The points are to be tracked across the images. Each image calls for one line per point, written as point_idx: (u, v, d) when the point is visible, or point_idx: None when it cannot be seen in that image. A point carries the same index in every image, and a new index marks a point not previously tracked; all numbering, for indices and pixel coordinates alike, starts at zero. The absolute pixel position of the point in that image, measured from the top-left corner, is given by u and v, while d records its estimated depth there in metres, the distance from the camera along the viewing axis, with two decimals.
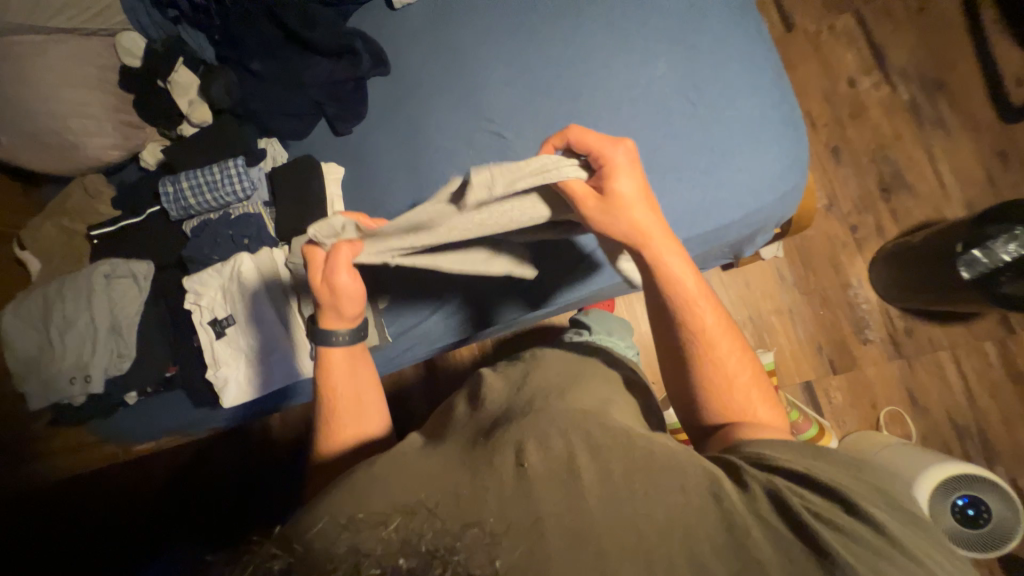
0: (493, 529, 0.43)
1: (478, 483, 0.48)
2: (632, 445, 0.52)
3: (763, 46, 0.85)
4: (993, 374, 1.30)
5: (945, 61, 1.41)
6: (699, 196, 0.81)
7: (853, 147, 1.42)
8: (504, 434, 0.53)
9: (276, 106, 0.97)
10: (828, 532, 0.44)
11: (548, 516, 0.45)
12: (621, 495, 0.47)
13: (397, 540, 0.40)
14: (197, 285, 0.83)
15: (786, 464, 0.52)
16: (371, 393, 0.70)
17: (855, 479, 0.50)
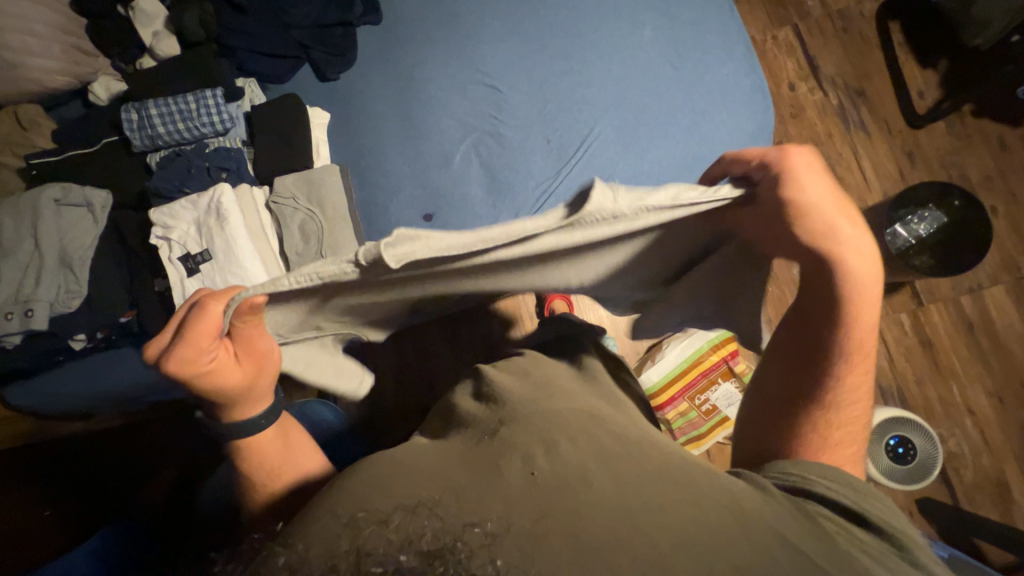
0: (491, 537, 0.37)
1: (478, 488, 0.43)
2: (636, 454, 0.48)
3: (735, 20, 0.94)
4: (908, 342, 1.50)
5: (864, 73, 1.64)
6: (683, 149, 0.88)
7: (793, 142, 1.60)
8: (508, 435, 0.50)
9: (259, 43, 0.92)
10: (835, 547, 0.42)
11: (551, 525, 0.39)
12: (635, 509, 0.41)
13: (406, 532, 0.36)
14: (168, 218, 0.77)
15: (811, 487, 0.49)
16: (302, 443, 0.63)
17: (857, 500, 0.48)
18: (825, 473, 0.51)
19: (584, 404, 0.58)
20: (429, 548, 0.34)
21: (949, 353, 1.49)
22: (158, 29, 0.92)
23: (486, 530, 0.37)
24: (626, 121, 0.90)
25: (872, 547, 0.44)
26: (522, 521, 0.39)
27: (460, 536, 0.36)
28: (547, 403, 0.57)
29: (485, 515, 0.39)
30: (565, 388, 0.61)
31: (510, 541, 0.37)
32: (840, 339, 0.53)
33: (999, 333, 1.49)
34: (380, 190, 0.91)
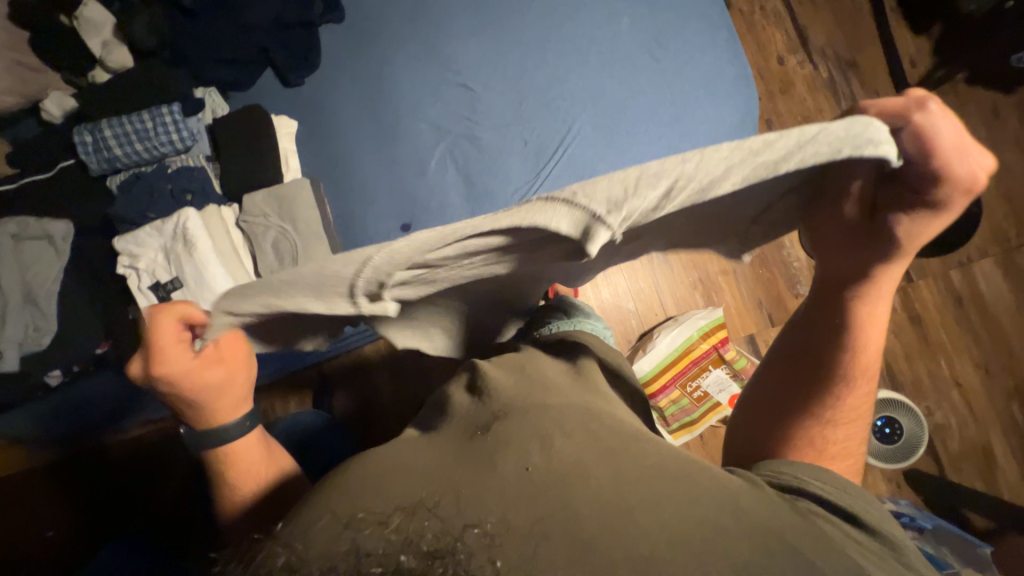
0: (490, 533, 0.35)
1: (475, 487, 0.42)
2: (628, 449, 0.48)
3: (717, 6, 0.90)
4: (897, 319, 1.50)
5: (856, 42, 1.58)
6: (666, 144, 0.85)
7: (783, 119, 1.56)
8: (498, 434, 0.50)
9: (216, 48, 0.87)
10: (829, 535, 0.43)
11: (548, 525, 0.38)
12: (632, 507, 0.40)
13: (402, 529, 0.35)
14: (132, 246, 0.74)
15: (810, 486, 0.49)
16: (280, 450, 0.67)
17: (847, 491, 0.49)
18: (813, 467, 0.52)
19: (577, 397, 0.58)
20: (428, 548, 0.31)
21: (938, 328, 1.49)
22: (108, 38, 0.87)
23: (481, 527, 0.36)
24: (605, 117, 0.87)
25: (869, 544, 0.44)
26: (522, 518, 0.38)
27: (461, 533, 0.34)
28: (540, 398, 0.56)
29: (484, 513, 0.38)
30: (556, 385, 0.60)
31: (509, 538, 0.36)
32: (850, 354, 0.54)
33: (987, 305, 1.49)
34: (355, 201, 0.88)
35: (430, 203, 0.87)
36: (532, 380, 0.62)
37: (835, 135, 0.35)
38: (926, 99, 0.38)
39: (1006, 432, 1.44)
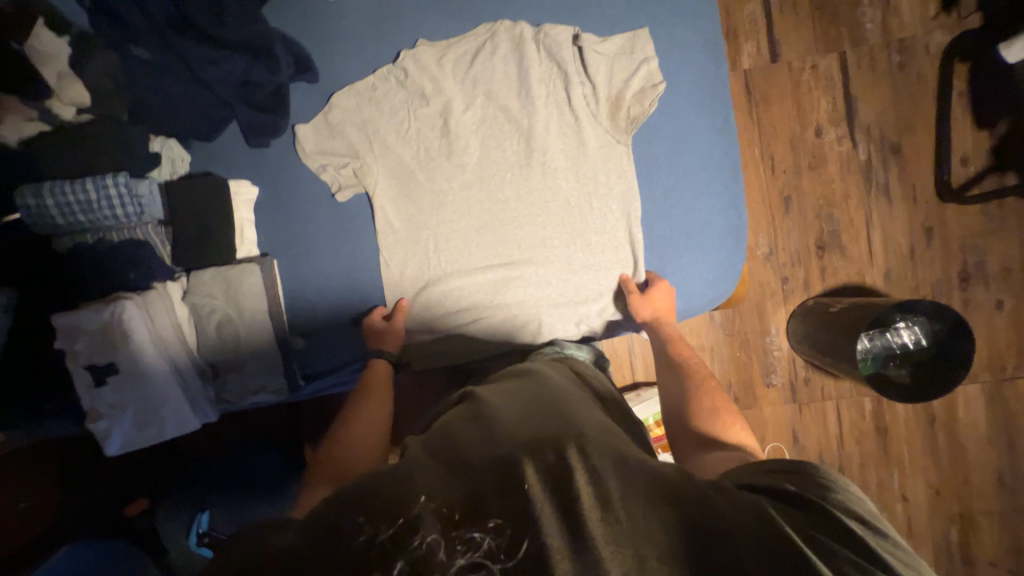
0: (494, 532, 0.40)
1: (468, 489, 0.44)
2: (632, 473, 0.46)
3: (725, 137, 0.87)
4: (863, 426, 1.47)
5: (908, 124, 1.42)
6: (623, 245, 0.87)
7: (803, 198, 1.43)
8: (502, 436, 0.50)
9: (181, 104, 0.82)
10: (819, 564, 0.40)
11: (544, 527, 0.40)
12: (629, 524, 0.42)
13: (400, 541, 0.40)
14: (70, 324, 0.73)
15: (777, 488, 0.48)
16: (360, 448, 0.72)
17: (871, 530, 0.45)
18: (837, 485, 0.49)
19: (565, 403, 0.59)
20: (419, 555, 0.39)
21: (902, 441, 1.47)
22: (64, 69, 0.74)
23: (466, 518, 0.41)
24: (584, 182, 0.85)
25: (844, 535, 0.43)
26: (524, 512, 0.41)
27: (455, 535, 0.40)
28: (526, 407, 0.57)
29: (493, 509, 0.42)
30: (567, 410, 0.56)
31: (509, 530, 0.40)
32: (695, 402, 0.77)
33: (958, 430, 1.46)
34: (307, 286, 0.87)
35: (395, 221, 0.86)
36: (543, 403, 0.58)
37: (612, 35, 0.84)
38: (681, 64, 0.86)
39: (936, 552, 1.46)
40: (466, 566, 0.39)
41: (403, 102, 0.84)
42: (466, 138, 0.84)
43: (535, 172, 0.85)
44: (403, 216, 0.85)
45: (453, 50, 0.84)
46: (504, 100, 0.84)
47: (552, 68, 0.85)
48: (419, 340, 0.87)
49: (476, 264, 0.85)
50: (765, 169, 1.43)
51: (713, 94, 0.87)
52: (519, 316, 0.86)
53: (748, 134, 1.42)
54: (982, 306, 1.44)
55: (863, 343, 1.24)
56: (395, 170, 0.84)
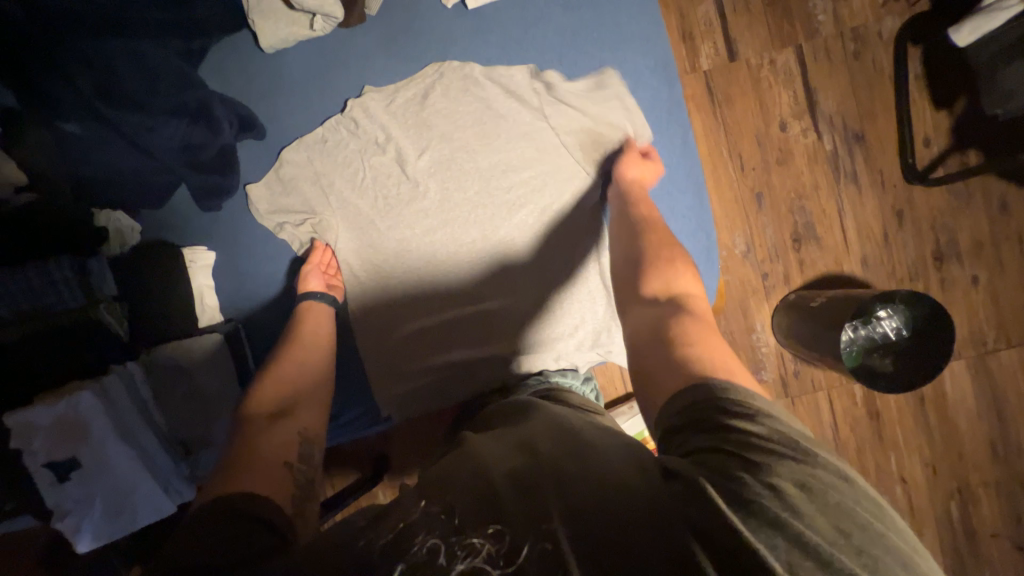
0: (493, 538, 0.41)
1: (468, 494, 0.44)
2: (616, 472, 0.45)
3: (686, 156, 0.87)
4: (856, 413, 1.47)
5: (868, 111, 1.43)
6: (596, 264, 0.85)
7: (774, 193, 1.43)
8: (508, 451, 0.50)
9: (125, 173, 0.79)
10: (743, 530, 0.39)
11: (538, 526, 0.41)
12: (604, 523, 0.41)
13: (399, 547, 0.41)
14: (23, 423, 0.68)
15: (721, 440, 0.46)
16: (316, 386, 0.72)
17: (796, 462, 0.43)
18: (756, 417, 0.47)
19: (572, 418, 0.58)
20: (418, 561, 0.40)
21: (895, 423, 1.47)
22: None
23: (467, 523, 0.42)
24: (550, 211, 0.84)
25: (781, 494, 0.41)
26: (523, 518, 0.41)
27: (456, 539, 0.41)
28: (533, 425, 0.57)
29: (494, 515, 0.42)
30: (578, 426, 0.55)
31: (508, 537, 0.40)
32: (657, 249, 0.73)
33: (948, 406, 1.48)
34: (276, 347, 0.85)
35: (362, 272, 0.83)
36: (549, 421, 0.58)
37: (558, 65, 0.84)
38: (636, 88, 0.85)
39: (940, 529, 1.47)
40: (465, 571, 0.39)
41: (353, 148, 0.82)
42: (421, 174, 0.82)
43: (497, 197, 0.83)
44: (367, 267, 0.83)
45: (399, 90, 0.82)
46: (459, 132, 0.82)
47: (504, 97, 0.83)
48: (396, 389, 0.84)
49: (444, 305, 0.83)
50: (734, 168, 1.43)
51: (669, 114, 0.86)
52: (499, 359, 0.83)
53: (714, 134, 1.41)
54: (958, 282, 1.45)
55: (847, 333, 1.24)
56: (354, 216, 0.82)
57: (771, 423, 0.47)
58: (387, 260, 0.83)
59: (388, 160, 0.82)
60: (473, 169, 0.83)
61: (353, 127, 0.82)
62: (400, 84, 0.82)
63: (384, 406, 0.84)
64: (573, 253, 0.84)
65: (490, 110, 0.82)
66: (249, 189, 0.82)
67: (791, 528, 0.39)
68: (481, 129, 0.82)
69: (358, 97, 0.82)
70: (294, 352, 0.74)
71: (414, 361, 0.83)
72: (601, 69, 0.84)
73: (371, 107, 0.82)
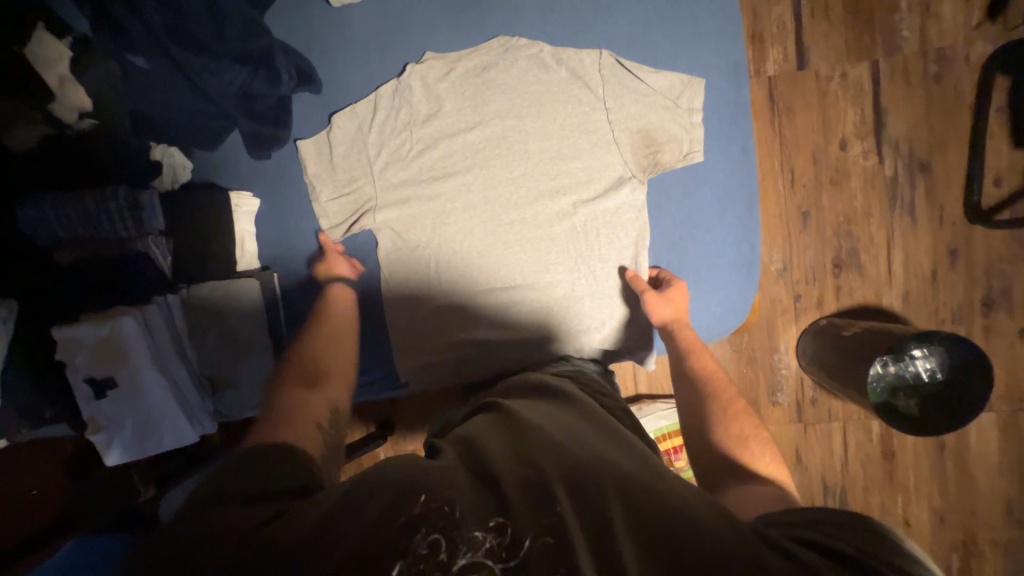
0: (496, 532, 0.40)
1: (480, 491, 0.44)
2: (645, 494, 0.44)
3: (742, 165, 0.84)
4: (869, 449, 1.44)
5: (940, 140, 1.34)
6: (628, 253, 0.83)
7: (822, 214, 1.37)
8: (525, 442, 0.49)
9: (180, 114, 0.80)
10: None
11: (549, 531, 0.40)
12: (629, 545, 0.39)
13: (402, 532, 0.40)
14: (70, 337, 0.72)
15: (842, 542, 0.43)
16: (343, 356, 0.75)
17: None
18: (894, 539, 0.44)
19: (591, 417, 0.58)
20: (420, 555, 0.39)
21: (908, 466, 1.43)
22: (65, 73, 0.72)
23: (470, 516, 0.41)
24: (592, 204, 0.82)
25: None
26: (529, 514, 0.41)
27: (458, 534, 0.40)
28: (549, 416, 0.56)
29: (498, 510, 0.41)
30: (610, 433, 0.54)
31: (510, 532, 0.40)
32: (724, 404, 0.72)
33: (968, 457, 1.43)
34: (304, 300, 0.87)
35: (397, 238, 0.83)
36: (565, 416, 0.57)
37: (623, 53, 0.81)
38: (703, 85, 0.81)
39: None
40: (467, 566, 0.38)
41: (406, 119, 0.81)
42: (472, 155, 0.81)
43: (543, 183, 0.82)
44: (402, 238, 0.83)
45: (459, 63, 0.81)
46: (513, 113, 0.81)
47: (562, 79, 0.80)
48: (416, 359, 0.85)
49: (475, 287, 0.83)
50: (784, 182, 1.37)
51: (731, 118, 0.83)
52: (520, 343, 0.84)
53: (768, 144, 1.36)
54: (1004, 333, 1.38)
55: (876, 368, 1.19)
56: (396, 185, 0.82)
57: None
58: (424, 234, 0.83)
59: (441, 137, 0.81)
60: (524, 154, 0.81)
61: (409, 97, 0.81)
62: (463, 57, 0.81)
63: (404, 374, 0.85)
64: (609, 244, 0.83)
65: (546, 92, 0.80)
66: (300, 143, 0.83)
67: None
68: (535, 112, 0.81)
69: (417, 64, 0.81)
70: (326, 327, 0.77)
71: (436, 335, 0.84)
72: (669, 64, 0.81)
73: (429, 79, 0.81)
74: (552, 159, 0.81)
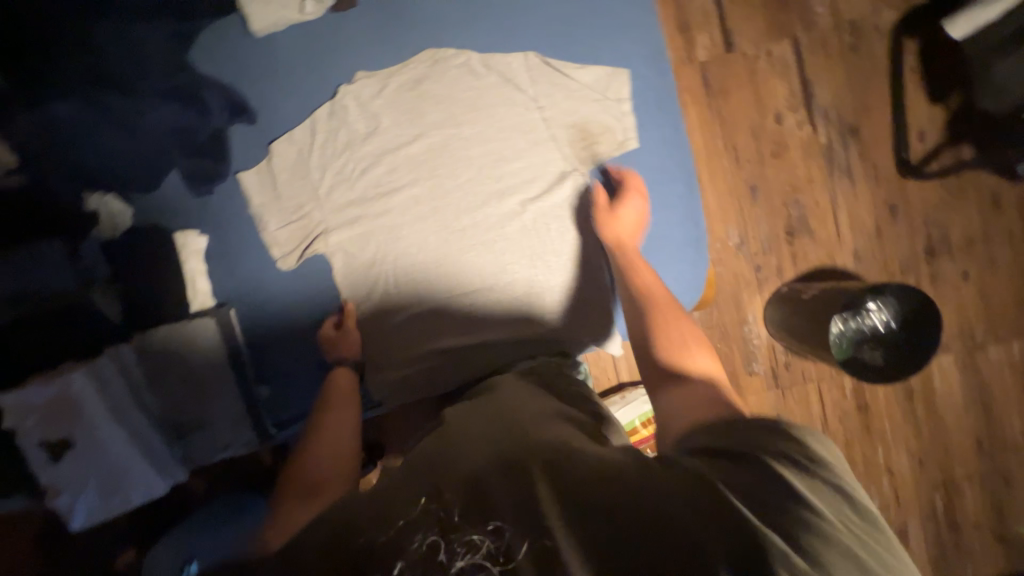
0: (492, 534, 0.43)
1: (460, 492, 0.46)
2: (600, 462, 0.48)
3: (678, 147, 0.87)
4: (845, 405, 1.49)
5: (865, 104, 1.43)
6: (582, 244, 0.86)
7: (768, 186, 1.43)
8: (496, 442, 0.52)
9: (111, 161, 0.78)
10: (768, 531, 0.42)
11: (538, 523, 0.42)
12: (601, 514, 0.43)
13: (400, 544, 0.44)
14: (15, 402, 0.69)
15: (739, 442, 0.49)
16: (342, 444, 0.70)
17: (844, 516, 0.45)
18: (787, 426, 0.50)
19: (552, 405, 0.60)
20: (420, 555, 0.43)
21: (883, 415, 1.49)
22: None
23: (464, 520, 0.44)
24: (540, 201, 0.84)
25: (805, 500, 0.44)
26: (523, 513, 0.43)
27: (454, 537, 0.43)
28: (514, 412, 0.58)
29: (495, 513, 0.44)
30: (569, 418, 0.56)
31: (507, 534, 0.42)
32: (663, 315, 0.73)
33: (936, 399, 1.49)
34: (267, 339, 0.84)
35: (354, 259, 0.83)
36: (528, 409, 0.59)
37: (550, 53, 0.84)
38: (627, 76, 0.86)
39: (925, 521, 1.49)
40: (467, 566, 0.41)
41: (347, 140, 0.82)
42: (415, 167, 0.82)
43: (488, 186, 0.83)
44: (359, 259, 0.83)
45: (391, 80, 0.82)
46: (450, 122, 0.82)
47: (494, 85, 0.83)
48: (387, 375, 0.85)
49: (438, 298, 0.84)
50: (729, 160, 1.42)
51: (661, 104, 0.87)
52: (489, 348, 0.84)
53: (709, 125, 1.41)
54: (949, 277, 1.46)
55: (836, 326, 1.24)
56: (345, 207, 0.82)
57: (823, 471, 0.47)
58: (380, 252, 0.83)
59: (382, 153, 0.82)
60: (467, 161, 0.83)
61: (345, 118, 0.82)
62: (393, 74, 0.82)
63: (378, 393, 0.85)
64: (569, 240, 0.86)
65: (481, 98, 0.83)
66: (239, 176, 0.81)
67: (810, 528, 0.42)
68: (470, 118, 0.82)
69: (349, 85, 0.82)
70: (330, 426, 0.72)
71: (405, 351, 0.84)
72: (596, 58, 0.85)
73: (363, 99, 0.82)
74: (495, 162, 0.83)
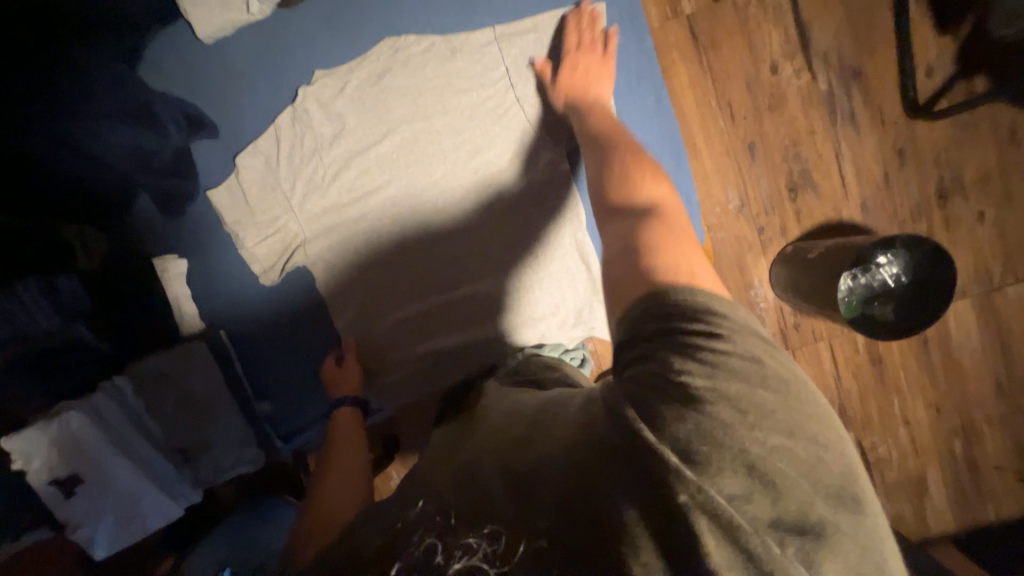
0: (488, 537, 0.42)
1: (462, 493, 0.46)
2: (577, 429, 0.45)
3: (660, 118, 0.83)
4: (858, 360, 1.46)
5: (867, 43, 1.33)
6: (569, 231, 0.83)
7: (767, 142, 1.36)
8: (493, 436, 0.51)
9: (77, 191, 0.76)
10: (666, 453, 0.39)
11: (530, 517, 0.42)
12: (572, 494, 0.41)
13: (401, 548, 0.44)
14: (17, 448, 0.67)
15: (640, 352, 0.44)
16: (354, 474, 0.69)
17: (743, 405, 0.40)
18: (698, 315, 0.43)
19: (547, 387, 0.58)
20: (420, 560, 0.43)
21: (897, 367, 1.46)
22: None
23: (463, 521, 0.44)
24: (519, 191, 0.82)
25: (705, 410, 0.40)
26: (516, 516, 0.42)
27: (452, 540, 0.43)
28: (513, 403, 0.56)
29: (489, 515, 0.43)
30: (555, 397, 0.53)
31: (503, 539, 0.42)
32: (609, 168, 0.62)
33: (952, 346, 1.46)
34: (258, 358, 0.83)
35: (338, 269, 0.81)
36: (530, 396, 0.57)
37: (519, 29, 0.79)
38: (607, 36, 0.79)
39: (944, 467, 1.48)
40: (464, 567, 0.42)
41: (313, 142, 0.78)
42: (378, 158, 0.79)
43: (451, 166, 0.80)
44: (342, 269, 0.81)
45: (351, 74, 0.77)
46: (414, 109, 0.78)
47: (459, 68, 0.78)
48: (384, 381, 0.84)
49: (424, 297, 0.82)
50: (724, 118, 1.35)
51: (638, 74, 0.82)
52: (483, 346, 0.83)
53: (700, 83, 1.33)
54: (963, 219, 1.40)
55: (845, 283, 1.20)
56: (319, 214, 0.79)
57: (736, 365, 0.41)
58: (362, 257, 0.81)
59: (343, 146, 0.78)
60: (436, 149, 0.79)
61: (303, 114, 0.77)
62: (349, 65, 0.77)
63: (376, 400, 0.84)
64: (555, 224, 0.83)
65: (448, 84, 0.78)
66: (210, 194, 0.79)
67: (706, 441, 0.39)
68: (423, 96, 0.78)
69: (308, 85, 0.77)
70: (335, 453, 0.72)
71: (398, 356, 0.83)
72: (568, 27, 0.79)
73: (321, 96, 0.77)
74: (467, 150, 0.80)
